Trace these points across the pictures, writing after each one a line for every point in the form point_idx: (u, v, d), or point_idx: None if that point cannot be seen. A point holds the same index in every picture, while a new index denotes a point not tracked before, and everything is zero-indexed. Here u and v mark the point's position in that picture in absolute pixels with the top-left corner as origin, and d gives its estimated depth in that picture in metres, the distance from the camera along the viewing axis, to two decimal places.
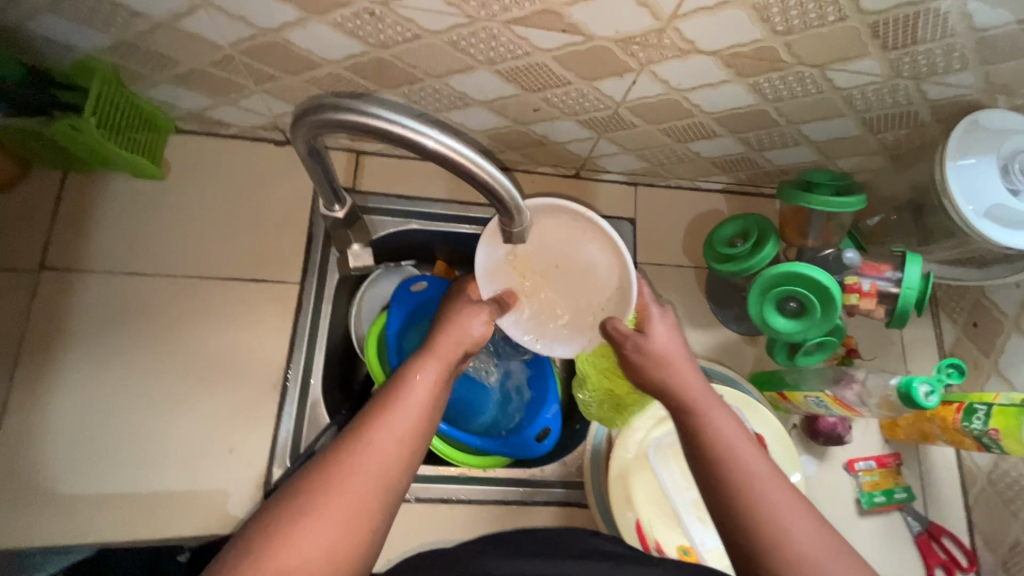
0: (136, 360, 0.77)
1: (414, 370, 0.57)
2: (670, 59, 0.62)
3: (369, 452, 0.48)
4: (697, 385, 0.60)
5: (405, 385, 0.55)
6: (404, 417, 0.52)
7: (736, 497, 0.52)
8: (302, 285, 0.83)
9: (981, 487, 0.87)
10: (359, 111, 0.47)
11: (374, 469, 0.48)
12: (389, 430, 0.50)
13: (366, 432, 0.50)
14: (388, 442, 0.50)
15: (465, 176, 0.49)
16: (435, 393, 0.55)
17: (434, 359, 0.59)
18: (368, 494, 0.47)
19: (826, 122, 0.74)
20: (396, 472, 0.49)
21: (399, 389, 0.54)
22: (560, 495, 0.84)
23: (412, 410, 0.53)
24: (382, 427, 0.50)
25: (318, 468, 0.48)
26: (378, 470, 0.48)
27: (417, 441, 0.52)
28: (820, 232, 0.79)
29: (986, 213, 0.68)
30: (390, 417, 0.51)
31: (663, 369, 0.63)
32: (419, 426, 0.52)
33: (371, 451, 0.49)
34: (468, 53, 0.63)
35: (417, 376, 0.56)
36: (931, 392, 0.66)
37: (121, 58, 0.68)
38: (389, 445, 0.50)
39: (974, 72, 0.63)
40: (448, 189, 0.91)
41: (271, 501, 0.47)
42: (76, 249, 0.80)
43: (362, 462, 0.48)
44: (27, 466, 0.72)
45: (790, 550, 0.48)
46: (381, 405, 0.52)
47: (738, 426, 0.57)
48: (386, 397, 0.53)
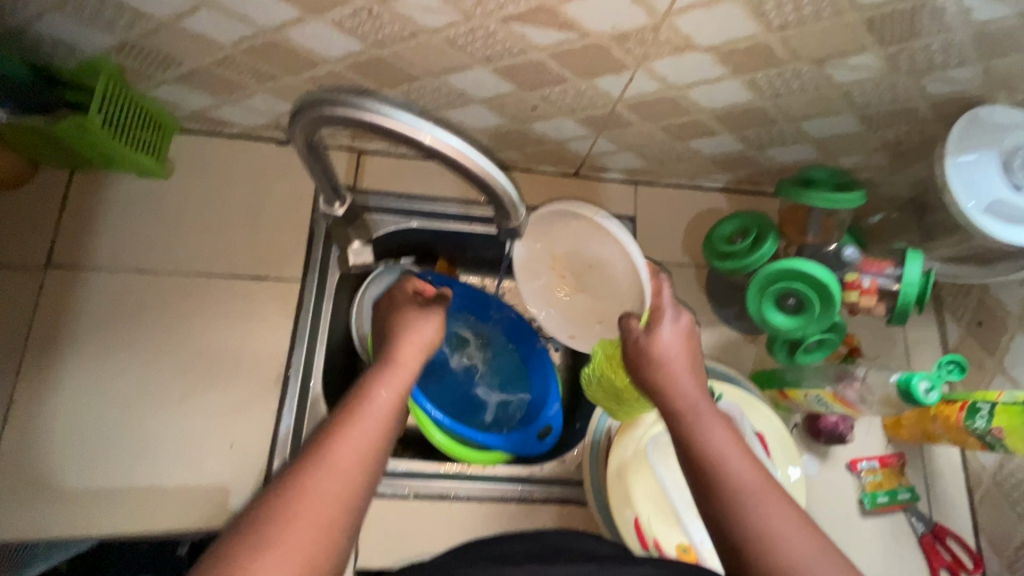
0: (139, 357, 0.78)
1: (375, 388, 0.57)
2: (667, 55, 0.62)
3: (332, 471, 0.49)
4: (689, 391, 0.60)
5: (366, 402, 0.55)
6: (366, 433, 0.52)
7: (727, 505, 0.52)
8: (304, 282, 0.84)
9: (986, 487, 0.86)
10: (356, 107, 0.48)
11: (338, 487, 0.48)
12: (348, 450, 0.51)
13: (328, 451, 0.50)
14: (351, 460, 0.50)
15: (460, 171, 0.50)
16: (395, 408, 0.56)
17: (393, 374, 0.60)
18: (329, 515, 0.47)
19: (826, 118, 0.74)
20: (360, 488, 0.50)
21: (358, 408, 0.54)
22: (558, 493, 0.84)
23: (369, 429, 0.53)
24: (341, 447, 0.51)
25: (281, 489, 0.48)
26: (340, 493, 0.48)
27: (377, 459, 0.52)
28: (820, 229, 0.79)
29: (987, 208, 0.67)
30: (350, 435, 0.52)
31: (659, 374, 0.61)
32: (378, 443, 0.53)
33: (329, 473, 0.49)
34: (465, 50, 0.64)
35: (377, 392, 0.57)
36: (931, 388, 0.65)
37: (126, 58, 0.69)
38: (351, 462, 0.50)
39: (974, 67, 0.63)
40: (448, 188, 0.92)
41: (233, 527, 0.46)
42: (82, 247, 0.81)
43: (323, 481, 0.48)
44: (31, 460, 0.73)
45: (781, 556, 0.48)
46: (343, 422, 0.53)
47: (729, 434, 0.57)
48: (347, 415, 0.54)
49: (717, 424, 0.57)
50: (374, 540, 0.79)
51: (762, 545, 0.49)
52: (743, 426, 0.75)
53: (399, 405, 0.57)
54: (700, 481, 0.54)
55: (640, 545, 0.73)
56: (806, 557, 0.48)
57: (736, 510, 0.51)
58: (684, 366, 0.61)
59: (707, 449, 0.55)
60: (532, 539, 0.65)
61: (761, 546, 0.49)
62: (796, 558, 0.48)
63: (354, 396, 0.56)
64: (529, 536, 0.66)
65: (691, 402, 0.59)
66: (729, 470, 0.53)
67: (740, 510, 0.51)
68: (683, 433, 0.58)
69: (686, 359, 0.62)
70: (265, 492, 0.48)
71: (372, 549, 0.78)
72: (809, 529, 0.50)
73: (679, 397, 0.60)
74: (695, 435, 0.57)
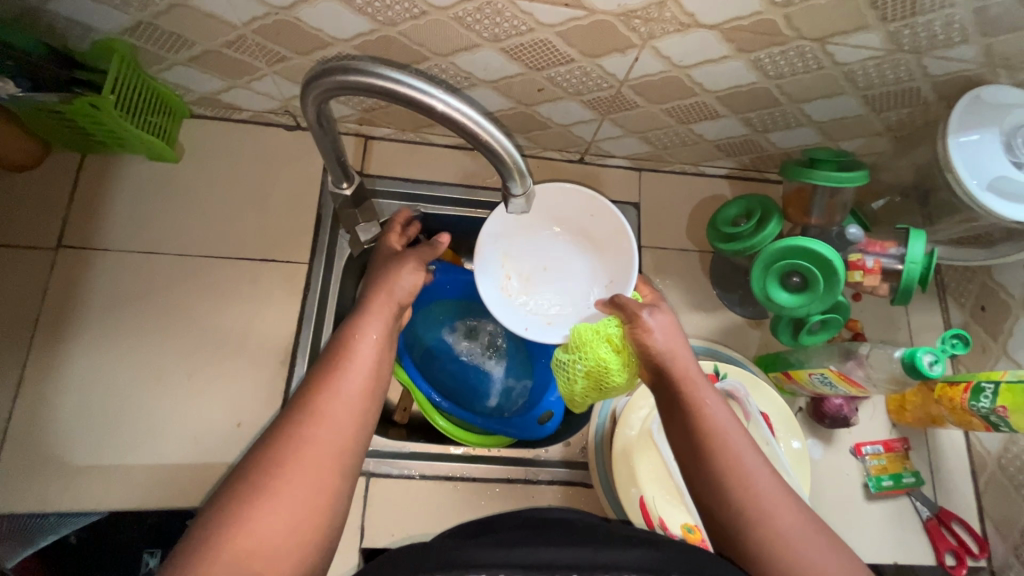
0: (148, 336, 0.79)
1: (354, 340, 0.55)
2: (672, 33, 0.63)
3: (320, 425, 0.48)
4: (689, 366, 0.59)
5: (349, 353, 0.54)
6: (353, 384, 0.51)
7: (723, 480, 0.52)
8: (311, 265, 0.85)
9: (991, 471, 0.86)
10: (368, 72, 0.50)
11: (330, 440, 0.48)
12: (336, 403, 0.50)
13: (315, 406, 0.49)
14: (339, 414, 0.49)
15: (467, 136, 0.51)
16: (378, 356, 0.55)
17: (374, 322, 0.58)
18: (321, 467, 0.46)
19: (828, 100, 0.74)
20: (349, 441, 0.49)
21: (343, 360, 0.53)
22: (563, 475, 0.84)
23: (356, 380, 0.52)
24: (330, 400, 0.50)
25: (271, 445, 0.47)
26: (331, 444, 0.48)
27: (366, 407, 0.51)
28: (824, 211, 0.80)
29: (989, 185, 0.68)
30: (336, 385, 0.51)
31: (665, 350, 0.60)
32: (365, 392, 0.52)
33: (319, 426, 0.48)
34: (473, 29, 0.65)
35: (359, 339, 0.55)
36: (935, 361, 0.66)
37: (138, 39, 0.70)
38: (341, 414, 0.49)
39: (975, 45, 0.64)
40: (454, 173, 0.92)
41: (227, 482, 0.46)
42: (92, 228, 0.82)
43: (314, 434, 0.48)
44: (41, 437, 0.74)
45: (775, 533, 0.49)
46: (326, 375, 0.52)
47: (729, 411, 0.56)
48: (330, 370, 0.52)
49: (718, 400, 0.57)
50: (380, 519, 0.79)
51: (757, 523, 0.50)
52: (749, 407, 0.76)
53: (382, 354, 0.55)
54: (697, 457, 0.54)
55: (646, 524, 0.73)
56: (798, 536, 0.49)
57: (733, 487, 0.51)
58: (681, 341, 0.61)
59: (708, 425, 0.55)
60: (532, 521, 0.62)
61: (757, 524, 0.50)
62: (787, 536, 0.49)
63: (335, 348, 0.54)
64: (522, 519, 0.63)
65: (692, 379, 0.58)
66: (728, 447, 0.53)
67: (737, 485, 0.51)
68: (684, 407, 0.57)
69: (683, 336, 0.62)
70: (252, 452, 0.47)
71: (378, 528, 0.79)
72: (801, 508, 0.51)
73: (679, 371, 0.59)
74: (699, 411, 0.56)
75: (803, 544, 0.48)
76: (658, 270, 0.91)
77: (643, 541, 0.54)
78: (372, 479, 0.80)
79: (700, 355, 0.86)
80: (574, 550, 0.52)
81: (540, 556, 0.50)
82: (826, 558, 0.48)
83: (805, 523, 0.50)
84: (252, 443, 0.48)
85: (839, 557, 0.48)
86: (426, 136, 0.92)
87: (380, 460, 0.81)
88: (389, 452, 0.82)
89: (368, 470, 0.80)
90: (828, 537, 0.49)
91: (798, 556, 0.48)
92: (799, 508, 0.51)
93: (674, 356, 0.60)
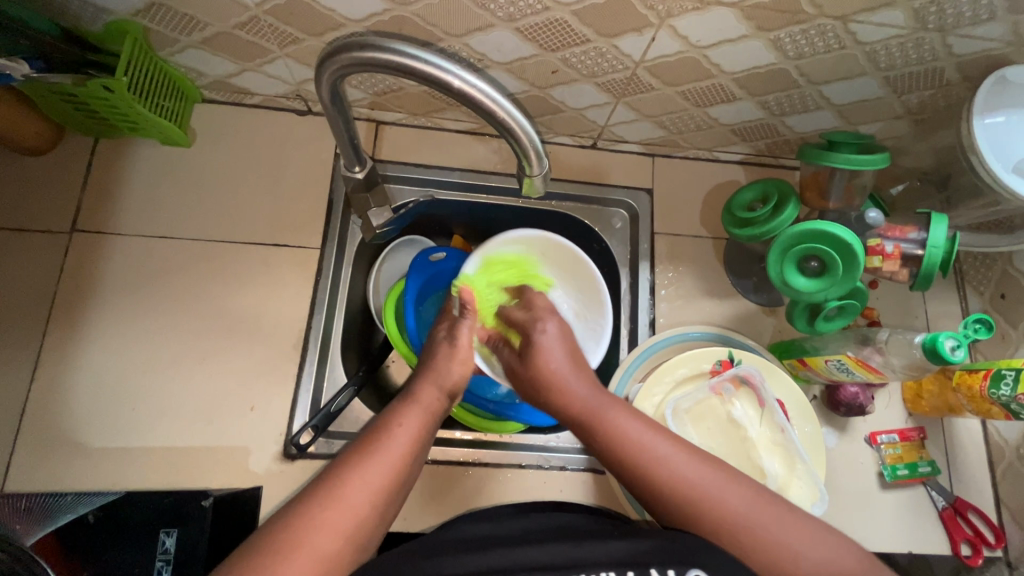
0: (162, 319, 0.79)
1: (394, 420, 0.59)
2: (690, 12, 0.62)
3: (339, 508, 0.51)
4: (581, 388, 0.65)
5: (386, 437, 0.57)
6: (377, 476, 0.54)
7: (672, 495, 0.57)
8: (323, 249, 0.85)
9: (1009, 461, 0.85)
10: (384, 49, 0.49)
11: (343, 528, 0.51)
12: (359, 486, 0.53)
13: (337, 486, 0.52)
14: (358, 499, 0.52)
15: (485, 115, 0.51)
16: (412, 446, 0.57)
17: (416, 405, 0.62)
18: (332, 551, 0.50)
19: (848, 82, 0.73)
20: (364, 530, 0.52)
21: (380, 438, 0.57)
22: (577, 461, 0.83)
23: (388, 463, 0.55)
24: (355, 481, 0.53)
25: (286, 522, 0.50)
26: (348, 529, 0.51)
27: (381, 505, 0.54)
28: (842, 194, 0.79)
29: (1013, 168, 0.67)
30: (364, 470, 0.54)
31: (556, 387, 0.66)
32: (389, 483, 0.54)
33: (338, 508, 0.51)
34: (488, 8, 0.64)
35: (396, 427, 0.58)
36: (957, 346, 0.66)
37: (151, 21, 0.70)
38: (360, 501, 0.52)
39: (1002, 23, 0.62)
40: (464, 158, 0.91)
41: (240, 555, 0.49)
42: (107, 212, 0.82)
43: (330, 520, 0.50)
44: (58, 417, 0.74)
45: (724, 513, 0.56)
46: (360, 455, 0.55)
47: (639, 424, 0.62)
48: (365, 449, 0.56)
49: (626, 413, 0.62)
50: None
51: (707, 507, 0.56)
52: (765, 395, 0.77)
53: (416, 442, 0.58)
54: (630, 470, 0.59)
55: None
56: (745, 513, 0.56)
57: (674, 493, 0.57)
58: (569, 363, 0.67)
59: (627, 449, 0.60)
60: (534, 518, 0.64)
61: (704, 508, 0.56)
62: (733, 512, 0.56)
63: (376, 428, 0.59)
64: (533, 515, 0.65)
65: (598, 391, 0.64)
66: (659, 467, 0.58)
67: (672, 485, 0.57)
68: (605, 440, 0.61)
69: (580, 357, 0.69)
70: (266, 531, 0.50)
71: None
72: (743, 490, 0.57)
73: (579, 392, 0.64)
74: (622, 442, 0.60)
75: (758, 520, 0.55)
76: (670, 256, 0.90)
77: (627, 534, 0.57)
78: None
79: (714, 342, 0.86)
80: (555, 551, 0.55)
81: (512, 558, 0.54)
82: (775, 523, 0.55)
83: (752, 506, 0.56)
84: (264, 526, 0.51)
85: (782, 512, 0.56)
86: (438, 121, 0.91)
87: None
88: None
89: None
90: (784, 515, 0.56)
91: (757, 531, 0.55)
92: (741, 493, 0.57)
93: (563, 395, 0.65)
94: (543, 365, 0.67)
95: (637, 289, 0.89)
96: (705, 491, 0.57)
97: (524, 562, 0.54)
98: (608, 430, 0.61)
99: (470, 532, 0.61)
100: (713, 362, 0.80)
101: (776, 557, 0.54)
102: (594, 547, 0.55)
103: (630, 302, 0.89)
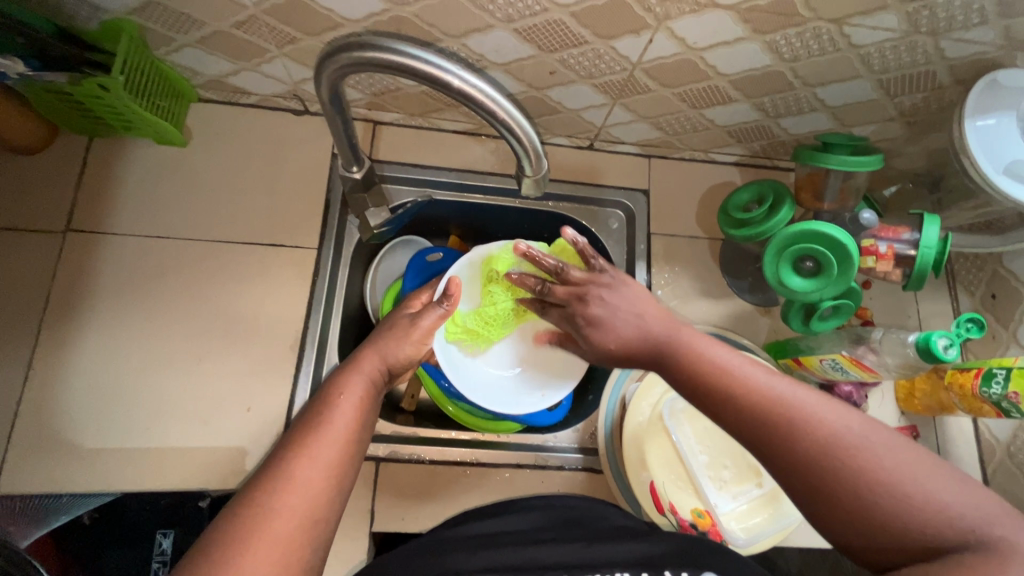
0: (157, 318, 0.79)
1: (337, 395, 0.58)
2: (688, 13, 0.63)
3: (295, 489, 0.49)
4: (653, 327, 0.59)
5: (331, 411, 0.56)
6: (328, 451, 0.52)
7: (768, 421, 0.49)
8: (320, 249, 0.85)
9: (1000, 459, 0.86)
10: (383, 49, 0.50)
11: (302, 506, 0.48)
12: (311, 462, 0.51)
13: (287, 467, 0.50)
14: (313, 477, 0.50)
15: (485, 114, 0.51)
16: (359, 416, 0.57)
17: (360, 377, 0.61)
18: (290, 534, 0.47)
19: (842, 84, 0.74)
20: (323, 508, 0.50)
21: (326, 414, 0.55)
22: (574, 461, 0.83)
23: (337, 439, 0.54)
24: (306, 458, 0.51)
25: (240, 507, 0.48)
26: (306, 508, 0.49)
27: (337, 483, 0.51)
28: (836, 195, 0.80)
29: (1005, 170, 0.68)
30: (311, 448, 0.52)
31: (622, 332, 0.60)
32: (339, 459, 0.53)
33: (291, 488, 0.49)
34: (487, 9, 0.64)
35: (340, 397, 0.58)
36: (950, 344, 0.67)
37: (148, 20, 0.70)
38: (314, 479, 0.50)
39: (993, 28, 0.63)
40: (462, 159, 0.91)
41: (193, 553, 0.46)
42: (101, 212, 0.81)
43: (288, 500, 0.48)
44: (52, 418, 0.74)
45: (822, 436, 0.47)
46: (308, 432, 0.54)
47: (730, 353, 0.56)
48: (310, 427, 0.54)
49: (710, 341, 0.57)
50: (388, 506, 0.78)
51: (797, 422, 0.48)
52: None
53: (362, 411, 0.58)
54: (697, 389, 0.54)
55: (658, 510, 0.75)
56: (848, 435, 0.47)
57: (766, 416, 0.49)
58: (637, 315, 0.60)
59: (713, 374, 0.54)
60: (537, 509, 0.65)
61: (796, 431, 0.48)
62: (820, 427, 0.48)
63: (319, 405, 0.57)
64: (525, 508, 0.65)
65: (675, 325, 0.58)
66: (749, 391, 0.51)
67: (764, 409, 0.50)
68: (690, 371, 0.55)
69: (647, 301, 0.61)
70: (219, 523, 0.47)
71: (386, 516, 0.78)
72: (848, 413, 0.49)
73: (649, 334, 0.59)
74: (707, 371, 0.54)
75: (869, 446, 0.46)
76: (665, 257, 0.91)
77: (641, 537, 0.59)
78: (382, 464, 0.78)
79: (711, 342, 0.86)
80: (566, 551, 0.56)
81: (524, 556, 0.56)
82: (870, 439, 0.46)
83: (859, 428, 0.47)
84: (216, 518, 0.48)
85: (885, 437, 0.47)
86: (435, 122, 0.91)
87: (388, 444, 0.79)
88: (396, 437, 0.80)
89: (377, 456, 0.79)
90: (898, 443, 0.47)
91: (850, 457, 0.46)
92: (845, 415, 0.48)
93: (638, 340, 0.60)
94: (610, 324, 0.61)
95: None
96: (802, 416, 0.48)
97: (537, 561, 0.55)
98: (680, 356, 0.56)
99: (471, 530, 0.62)
100: None
101: (893, 490, 0.44)
102: (604, 547, 0.57)
103: None
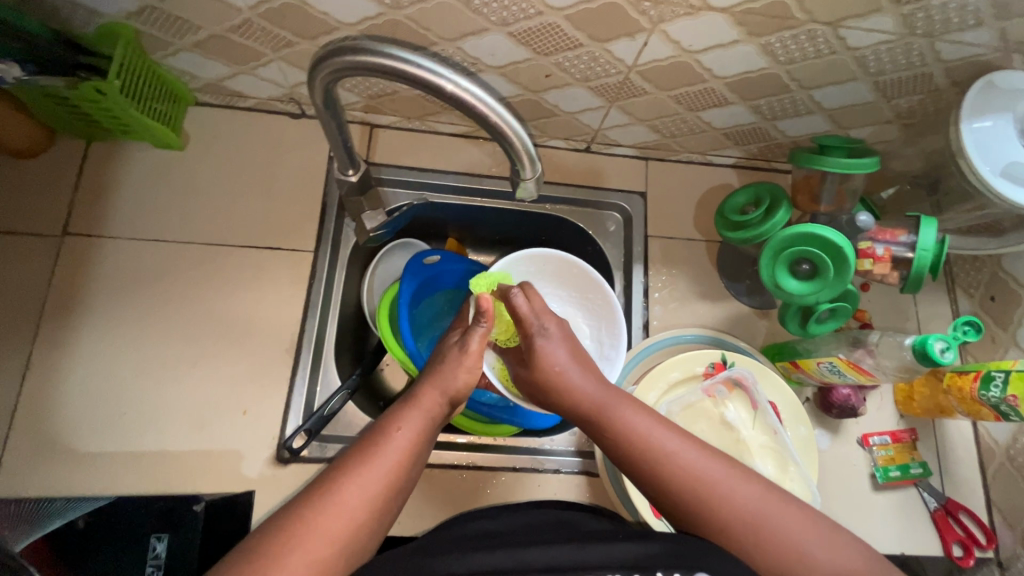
0: (153, 322, 0.79)
1: (394, 426, 0.59)
2: (682, 16, 0.63)
3: (334, 511, 0.51)
4: (594, 382, 0.66)
5: (385, 440, 0.57)
6: (372, 479, 0.54)
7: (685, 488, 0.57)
8: (317, 252, 0.85)
9: (1000, 462, 0.85)
10: (377, 53, 0.50)
11: (337, 529, 0.51)
12: (355, 488, 0.53)
13: (334, 491, 0.52)
14: (354, 502, 0.52)
15: (477, 117, 0.51)
16: (410, 450, 0.58)
17: (416, 410, 0.62)
18: (321, 556, 0.49)
19: (838, 86, 0.74)
20: (357, 534, 0.52)
21: (378, 444, 0.57)
22: (570, 464, 0.82)
23: (385, 468, 0.55)
24: (350, 484, 0.53)
25: (279, 524, 0.50)
26: (341, 531, 0.51)
27: (372, 513, 0.53)
28: (833, 198, 0.80)
29: (1003, 171, 0.67)
30: (360, 473, 0.54)
31: (554, 370, 0.68)
32: (383, 490, 0.54)
33: (331, 511, 0.51)
34: (481, 13, 0.64)
35: (396, 430, 0.59)
36: (946, 348, 0.67)
37: (144, 23, 0.70)
38: (354, 504, 0.52)
39: (989, 30, 0.63)
40: (459, 161, 0.91)
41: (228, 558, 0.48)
42: (98, 215, 0.82)
43: (326, 521, 0.51)
44: (48, 422, 0.74)
45: (739, 505, 0.56)
46: (361, 457, 0.55)
47: (659, 422, 0.62)
48: (362, 453, 0.56)
49: (639, 406, 0.63)
50: None
51: (718, 490, 0.57)
52: (757, 397, 0.78)
53: (416, 445, 0.59)
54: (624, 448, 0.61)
55: (653, 514, 0.74)
56: (755, 506, 0.56)
57: (685, 484, 0.57)
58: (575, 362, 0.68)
59: (634, 439, 0.60)
60: (531, 513, 0.66)
61: (717, 500, 0.56)
62: (728, 492, 0.56)
63: (378, 431, 0.59)
64: (517, 511, 0.66)
65: (609, 389, 0.65)
66: (680, 461, 0.58)
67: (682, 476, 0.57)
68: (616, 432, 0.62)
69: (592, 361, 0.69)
70: (257, 534, 0.50)
71: None
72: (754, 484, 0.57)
73: (588, 388, 0.66)
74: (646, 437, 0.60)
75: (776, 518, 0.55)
76: (662, 260, 0.91)
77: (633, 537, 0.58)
78: None
79: (707, 344, 0.87)
80: (560, 552, 0.55)
81: (517, 559, 0.55)
82: (777, 512, 0.55)
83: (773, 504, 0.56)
84: (256, 530, 0.50)
85: (783, 505, 0.56)
86: (431, 125, 0.91)
87: None
88: None
89: None
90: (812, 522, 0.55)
91: (767, 525, 0.55)
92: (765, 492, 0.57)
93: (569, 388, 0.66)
94: (547, 367, 0.67)
95: (631, 291, 0.90)
96: (721, 487, 0.57)
97: (531, 563, 0.54)
98: (610, 420, 0.63)
99: (463, 531, 0.62)
100: (706, 363, 0.81)
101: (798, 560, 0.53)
102: (597, 549, 0.55)
103: (624, 304, 0.89)
